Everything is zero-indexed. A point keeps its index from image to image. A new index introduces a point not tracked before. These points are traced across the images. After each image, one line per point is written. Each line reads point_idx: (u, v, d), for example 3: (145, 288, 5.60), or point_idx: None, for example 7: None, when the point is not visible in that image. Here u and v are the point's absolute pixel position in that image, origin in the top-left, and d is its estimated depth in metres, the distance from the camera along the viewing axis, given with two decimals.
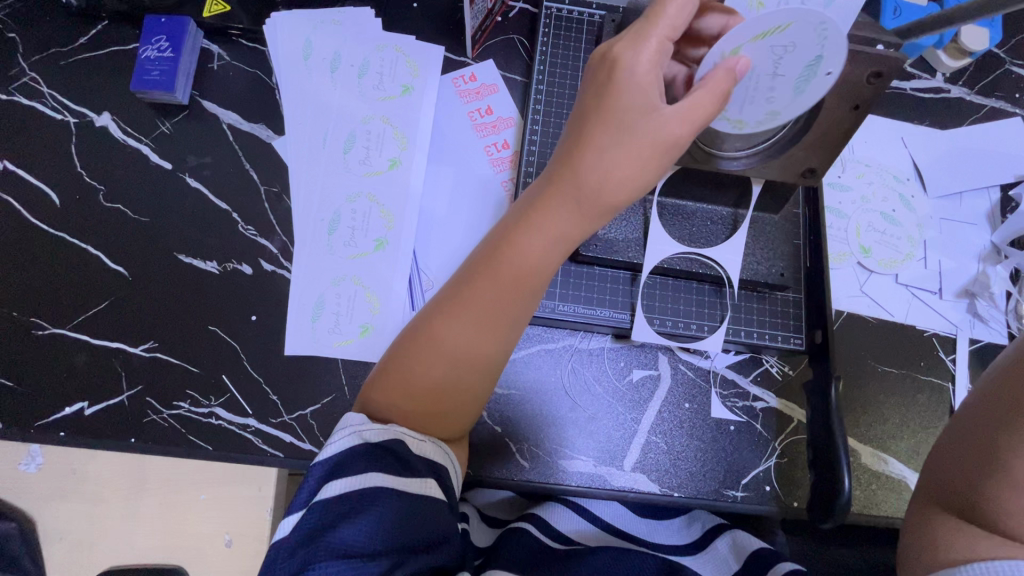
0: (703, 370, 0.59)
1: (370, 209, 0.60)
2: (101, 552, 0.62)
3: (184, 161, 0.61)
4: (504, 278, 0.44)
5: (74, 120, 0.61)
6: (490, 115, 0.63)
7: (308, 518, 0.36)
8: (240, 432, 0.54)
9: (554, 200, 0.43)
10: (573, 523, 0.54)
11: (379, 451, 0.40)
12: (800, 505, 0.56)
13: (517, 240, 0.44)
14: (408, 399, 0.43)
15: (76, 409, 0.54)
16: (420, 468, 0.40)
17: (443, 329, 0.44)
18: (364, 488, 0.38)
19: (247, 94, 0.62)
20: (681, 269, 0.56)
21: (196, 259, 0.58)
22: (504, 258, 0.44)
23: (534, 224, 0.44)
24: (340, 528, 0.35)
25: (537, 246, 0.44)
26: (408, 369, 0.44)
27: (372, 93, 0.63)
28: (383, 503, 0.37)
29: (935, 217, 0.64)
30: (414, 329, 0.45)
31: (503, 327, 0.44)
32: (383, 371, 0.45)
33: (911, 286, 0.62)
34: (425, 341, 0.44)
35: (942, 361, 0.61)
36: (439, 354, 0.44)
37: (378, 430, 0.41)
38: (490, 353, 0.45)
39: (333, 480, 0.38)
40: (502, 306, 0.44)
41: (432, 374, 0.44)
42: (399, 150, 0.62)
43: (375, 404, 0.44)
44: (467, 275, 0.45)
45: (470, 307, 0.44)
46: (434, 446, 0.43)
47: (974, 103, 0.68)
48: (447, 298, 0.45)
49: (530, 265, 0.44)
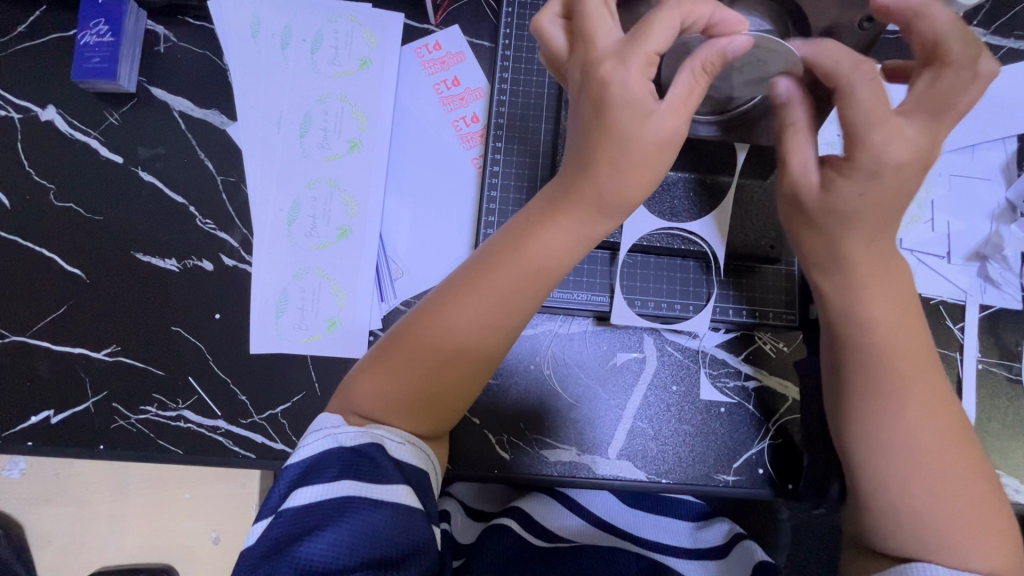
0: (691, 351, 0.55)
1: (331, 195, 0.57)
2: (91, 554, 0.62)
3: (135, 154, 0.57)
4: (514, 267, 0.39)
5: (18, 115, 0.57)
6: (457, 86, 0.59)
7: (275, 526, 0.34)
8: (210, 434, 0.52)
9: (571, 204, 0.39)
10: (559, 519, 0.53)
11: (352, 456, 0.36)
12: (794, 487, 0.53)
13: (530, 225, 0.40)
14: (403, 388, 0.39)
15: (43, 417, 0.53)
16: (395, 475, 0.36)
17: (453, 320, 0.39)
18: (332, 498, 0.34)
19: (196, 78, 0.58)
20: (661, 246, 0.53)
21: (154, 258, 0.56)
22: (525, 249, 0.40)
23: (551, 211, 0.40)
24: (304, 542, 0.32)
25: (553, 238, 0.40)
26: (408, 354, 0.39)
27: (328, 69, 0.58)
28: (352, 513, 0.34)
29: (943, 173, 0.59)
30: (418, 316, 0.40)
31: (518, 318, 0.40)
32: (379, 355, 0.40)
33: (917, 251, 0.58)
34: (432, 332, 0.39)
35: (950, 329, 0.57)
36: (447, 347, 0.39)
37: (353, 433, 0.37)
38: (504, 347, 0.41)
39: (303, 486, 0.35)
40: (517, 297, 0.40)
41: (440, 367, 0.39)
42: (360, 130, 0.58)
43: (363, 398, 0.39)
44: (480, 262, 0.40)
45: (481, 294, 0.39)
46: (415, 449, 0.39)
47: (991, 45, 0.61)
48: (455, 285, 0.41)
49: (545, 257, 0.40)
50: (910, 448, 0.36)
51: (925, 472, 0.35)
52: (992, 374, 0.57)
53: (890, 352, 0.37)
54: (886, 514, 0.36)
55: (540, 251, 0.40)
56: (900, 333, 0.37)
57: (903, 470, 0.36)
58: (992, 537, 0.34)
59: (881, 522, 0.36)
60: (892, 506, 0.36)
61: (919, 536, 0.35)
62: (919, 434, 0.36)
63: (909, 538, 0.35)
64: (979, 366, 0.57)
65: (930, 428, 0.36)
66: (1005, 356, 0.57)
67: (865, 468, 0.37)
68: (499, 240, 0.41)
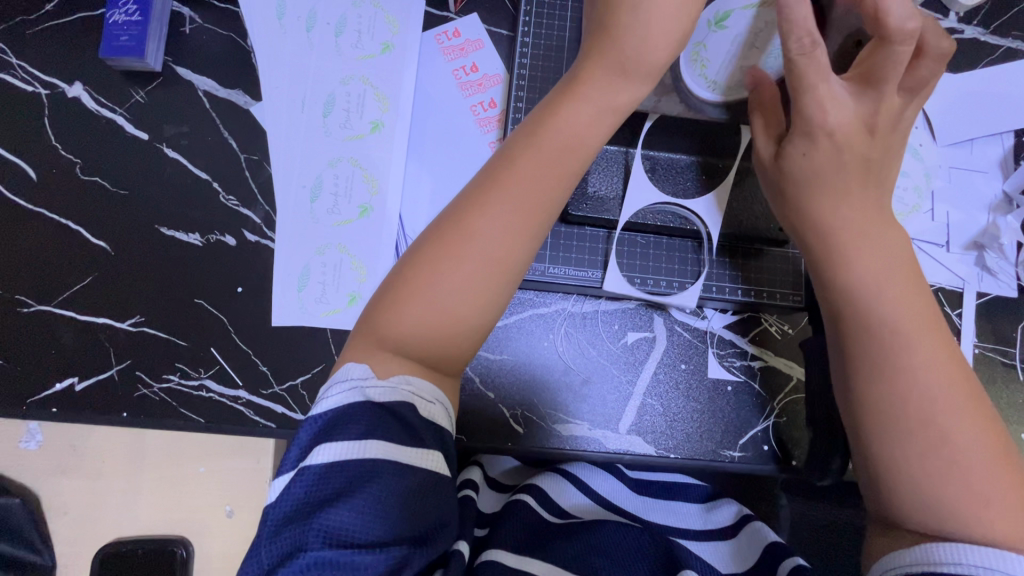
0: (699, 331, 0.57)
1: (353, 173, 0.58)
2: (107, 526, 0.63)
3: (161, 131, 0.59)
4: (537, 166, 0.42)
5: (45, 91, 0.59)
6: (475, 72, 0.61)
7: (299, 486, 0.34)
8: (231, 403, 0.54)
9: (586, 89, 0.43)
10: (566, 495, 0.52)
11: (380, 412, 0.36)
12: (798, 463, 0.55)
13: (551, 127, 0.43)
14: (437, 305, 0.40)
15: (68, 384, 0.54)
16: (422, 437, 0.37)
17: (478, 225, 0.41)
18: (358, 459, 0.34)
19: (221, 59, 0.59)
20: (675, 225, 0.55)
21: (178, 232, 0.57)
22: (542, 152, 0.42)
23: (579, 108, 0.43)
24: (332, 510, 0.33)
25: (573, 133, 0.42)
26: (439, 272, 0.40)
27: (350, 52, 0.60)
28: (381, 479, 0.34)
29: (943, 166, 0.61)
30: (445, 220, 0.42)
31: (539, 230, 0.42)
32: (404, 286, 0.41)
33: (917, 239, 0.60)
34: (458, 240, 0.41)
35: (947, 315, 0.59)
36: (474, 252, 0.41)
37: (383, 389, 0.37)
38: (523, 263, 0.42)
39: (327, 443, 0.35)
40: (539, 199, 0.42)
41: (468, 272, 0.40)
42: (382, 112, 0.59)
43: (398, 327, 0.40)
44: (503, 159, 0.43)
45: (509, 199, 0.41)
46: (441, 411, 0.39)
47: (989, 44, 0.63)
48: (475, 196, 0.42)
49: (565, 151, 0.42)
50: (919, 407, 0.37)
51: (932, 436, 0.37)
52: (988, 358, 0.59)
53: (888, 313, 0.39)
54: (891, 464, 0.38)
55: (559, 150, 0.42)
56: (901, 291, 0.40)
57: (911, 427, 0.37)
58: (1005, 497, 0.35)
59: (889, 476, 0.38)
60: (894, 454, 0.38)
61: (927, 493, 0.36)
62: (923, 394, 0.37)
63: (917, 497, 0.36)
64: (976, 350, 0.59)
65: (941, 386, 0.37)
66: (1001, 342, 0.59)
67: (876, 427, 0.38)
68: (514, 145, 0.43)
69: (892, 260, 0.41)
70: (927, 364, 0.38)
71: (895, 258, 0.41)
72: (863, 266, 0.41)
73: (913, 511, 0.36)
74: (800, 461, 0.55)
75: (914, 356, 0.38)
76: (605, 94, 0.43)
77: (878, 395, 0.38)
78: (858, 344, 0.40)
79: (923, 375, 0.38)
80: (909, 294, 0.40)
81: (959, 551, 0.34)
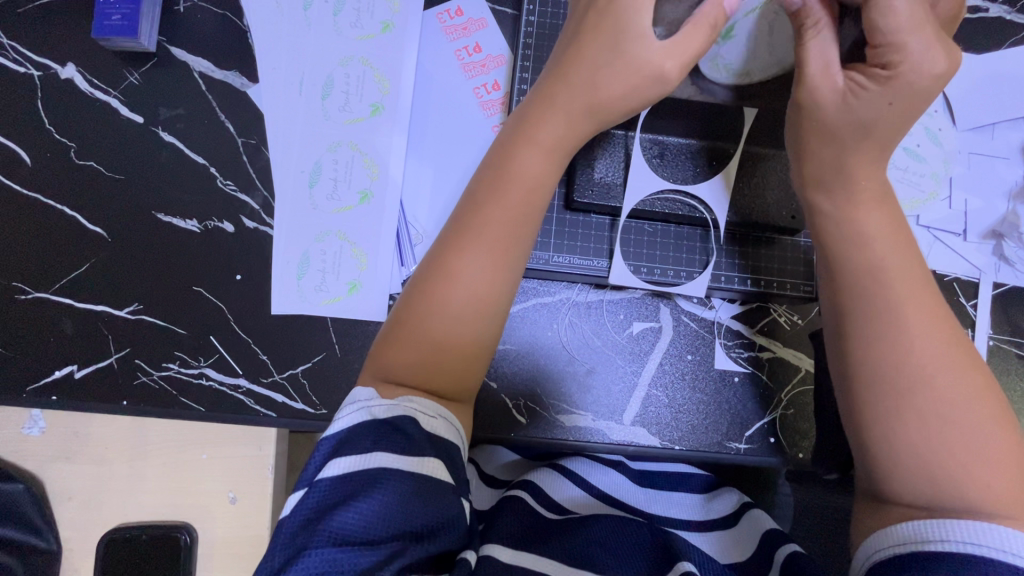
0: (707, 322, 0.56)
1: (352, 158, 0.57)
2: (109, 513, 0.63)
3: (156, 114, 0.57)
4: (508, 201, 0.41)
5: (37, 72, 0.57)
6: (478, 53, 0.59)
7: (309, 498, 0.34)
8: (232, 392, 0.53)
9: (553, 122, 0.43)
10: (562, 489, 0.52)
11: (386, 427, 0.36)
12: (805, 455, 0.55)
13: (519, 160, 0.42)
14: (422, 347, 0.40)
15: (67, 372, 0.54)
16: (425, 446, 0.36)
17: (458, 267, 0.40)
18: (365, 469, 0.34)
19: (216, 39, 0.58)
20: (683, 213, 0.53)
21: (175, 218, 0.56)
22: (513, 187, 0.41)
23: (533, 151, 0.42)
24: (336, 514, 0.33)
25: (539, 166, 0.42)
26: (424, 314, 0.40)
27: (349, 31, 0.58)
28: (384, 485, 0.34)
29: (962, 151, 0.59)
30: (424, 273, 0.41)
31: (517, 266, 0.42)
32: (393, 327, 0.41)
33: (932, 227, 0.58)
34: (439, 281, 0.40)
35: (962, 306, 0.58)
36: (457, 297, 0.40)
37: (386, 407, 0.37)
38: (508, 298, 0.42)
39: (337, 457, 0.35)
40: (513, 237, 0.41)
41: (452, 313, 0.40)
42: (382, 94, 0.58)
43: (386, 368, 0.40)
44: (470, 205, 0.42)
45: (488, 242, 0.41)
46: (446, 423, 0.38)
47: (1016, 23, 0.60)
48: (451, 235, 0.42)
49: (534, 182, 0.42)
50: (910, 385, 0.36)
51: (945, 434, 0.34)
52: (1004, 351, 0.57)
53: (886, 286, 0.38)
54: (900, 463, 0.35)
55: (528, 182, 0.42)
56: (898, 285, 0.38)
57: (892, 396, 0.36)
58: (998, 459, 0.34)
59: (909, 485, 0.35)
60: (903, 456, 0.35)
61: (922, 467, 0.34)
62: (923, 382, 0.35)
63: (909, 471, 0.35)
64: (991, 342, 0.57)
65: (930, 360, 0.36)
66: (1018, 334, 0.57)
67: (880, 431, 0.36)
68: (488, 176, 0.42)
69: (893, 248, 0.39)
70: (931, 351, 0.36)
71: (908, 250, 0.40)
72: (861, 241, 0.40)
73: (904, 488, 0.35)
74: (807, 454, 0.55)
75: (911, 351, 0.36)
76: (560, 139, 0.43)
77: (884, 394, 0.36)
78: (855, 317, 0.39)
79: (911, 342, 0.36)
80: (906, 266, 0.39)
81: (948, 528, 0.32)
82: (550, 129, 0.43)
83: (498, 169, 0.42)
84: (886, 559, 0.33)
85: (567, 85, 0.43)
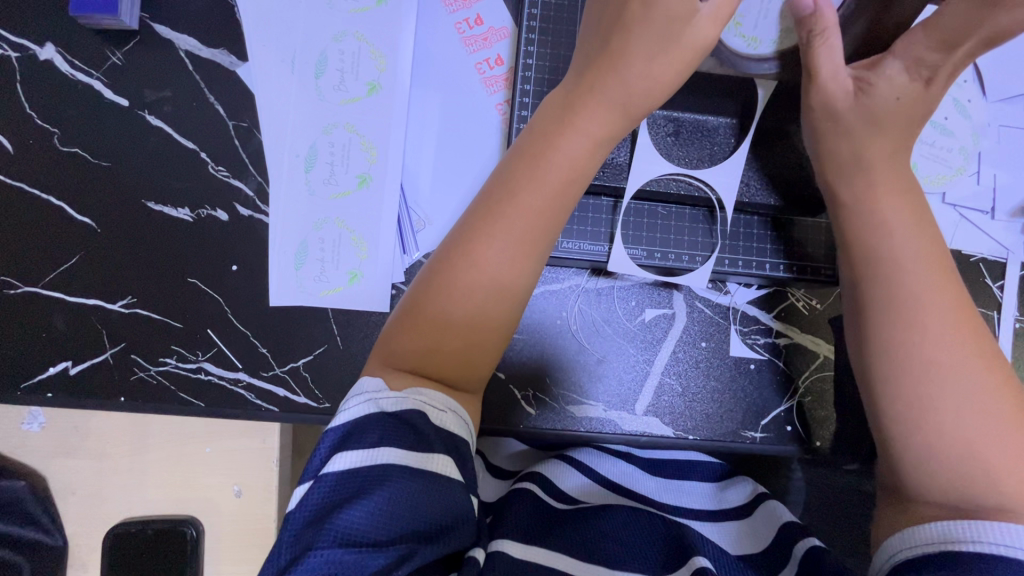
0: (721, 307, 0.54)
1: (349, 140, 0.54)
2: (113, 507, 0.62)
3: (141, 96, 0.54)
4: (537, 186, 0.39)
5: (14, 54, 0.54)
6: (480, 25, 0.55)
7: (314, 492, 0.32)
8: (232, 386, 0.52)
9: (594, 104, 0.40)
10: (568, 479, 0.50)
11: (394, 421, 0.34)
12: (823, 444, 0.53)
13: (553, 142, 0.40)
14: (437, 335, 0.38)
15: (62, 368, 0.52)
16: (434, 443, 0.34)
17: (480, 252, 0.38)
18: (372, 465, 0.32)
19: (202, 15, 0.54)
20: (698, 195, 0.51)
21: (166, 207, 0.53)
22: (544, 171, 0.39)
23: (577, 140, 0.40)
24: (342, 512, 0.31)
25: (575, 148, 0.40)
26: (441, 300, 0.38)
27: (342, 4, 0.55)
28: (391, 483, 0.32)
29: (992, 124, 0.56)
30: (445, 254, 0.39)
31: (541, 258, 0.40)
32: (408, 313, 0.39)
33: (958, 206, 0.55)
34: (460, 267, 0.38)
35: (988, 288, 0.55)
36: (478, 288, 0.38)
37: (394, 399, 0.35)
38: (529, 289, 0.40)
39: (342, 451, 0.33)
40: (540, 224, 0.39)
41: (471, 302, 0.38)
42: (379, 71, 0.55)
43: (397, 355, 0.38)
44: (499, 189, 0.40)
45: (512, 230, 0.39)
46: (455, 418, 0.37)
47: None
48: (475, 219, 0.40)
49: (568, 166, 0.39)
50: (942, 376, 0.34)
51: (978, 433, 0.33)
52: None
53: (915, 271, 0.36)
54: (929, 461, 0.33)
55: (562, 167, 0.39)
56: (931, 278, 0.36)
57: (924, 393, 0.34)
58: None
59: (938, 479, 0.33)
60: (935, 456, 0.33)
61: (947, 465, 0.33)
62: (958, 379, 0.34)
63: (940, 467, 0.33)
64: (1016, 325, 0.55)
65: (965, 357, 0.34)
66: None
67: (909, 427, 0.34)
68: (518, 158, 0.40)
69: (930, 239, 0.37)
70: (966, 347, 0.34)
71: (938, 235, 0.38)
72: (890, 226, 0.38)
73: (930, 479, 0.33)
74: (826, 443, 0.53)
75: (951, 347, 0.34)
76: (603, 121, 0.40)
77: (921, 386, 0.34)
78: (892, 304, 0.36)
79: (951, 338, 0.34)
80: (936, 253, 0.37)
81: (981, 529, 0.31)
82: (588, 109, 0.40)
83: (530, 150, 0.40)
84: (908, 560, 0.32)
85: (611, 61, 0.40)
